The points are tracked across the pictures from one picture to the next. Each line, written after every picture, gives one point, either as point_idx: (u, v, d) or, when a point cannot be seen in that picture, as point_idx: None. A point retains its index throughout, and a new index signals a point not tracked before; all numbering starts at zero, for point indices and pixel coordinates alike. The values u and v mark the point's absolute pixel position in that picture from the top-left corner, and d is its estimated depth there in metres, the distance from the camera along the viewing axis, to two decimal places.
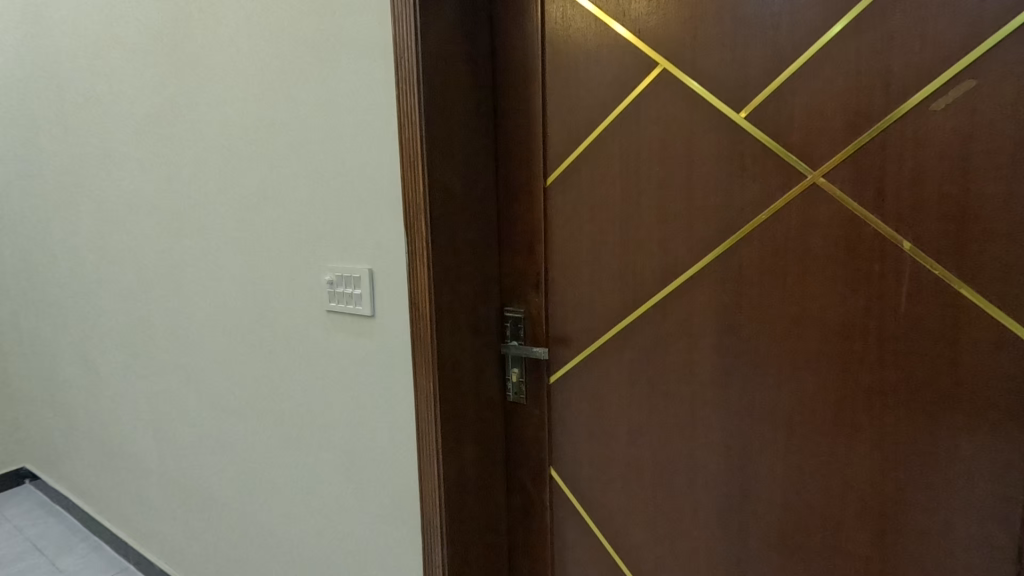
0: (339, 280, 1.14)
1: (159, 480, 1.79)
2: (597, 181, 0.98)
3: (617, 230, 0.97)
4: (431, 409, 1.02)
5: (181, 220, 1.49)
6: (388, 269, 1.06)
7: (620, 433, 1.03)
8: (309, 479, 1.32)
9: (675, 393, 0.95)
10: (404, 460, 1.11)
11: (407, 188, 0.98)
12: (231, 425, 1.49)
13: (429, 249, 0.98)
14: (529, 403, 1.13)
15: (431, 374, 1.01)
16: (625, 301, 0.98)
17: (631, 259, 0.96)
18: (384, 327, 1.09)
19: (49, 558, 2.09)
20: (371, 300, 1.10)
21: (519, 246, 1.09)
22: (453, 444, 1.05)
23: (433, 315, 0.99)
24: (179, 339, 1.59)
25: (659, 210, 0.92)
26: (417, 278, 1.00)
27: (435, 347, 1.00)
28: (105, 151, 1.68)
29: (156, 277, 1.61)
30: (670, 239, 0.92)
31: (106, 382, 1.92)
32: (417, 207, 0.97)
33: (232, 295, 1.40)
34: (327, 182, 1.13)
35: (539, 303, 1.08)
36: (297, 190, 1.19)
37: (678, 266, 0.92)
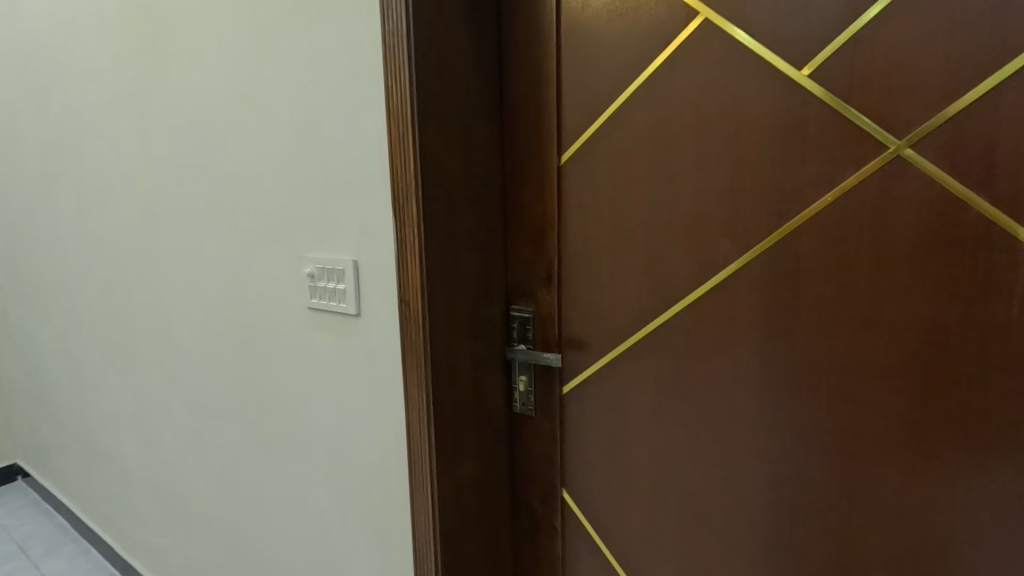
0: (320, 274, 1.00)
1: (141, 484, 1.68)
2: (620, 158, 0.83)
3: (645, 216, 0.82)
4: (424, 425, 0.88)
5: (157, 205, 1.36)
6: (376, 261, 0.92)
7: (644, 455, 0.88)
8: (293, 493, 1.19)
9: (711, 411, 0.80)
10: (396, 479, 0.98)
11: (396, 165, 0.84)
12: (211, 429, 1.36)
13: (422, 238, 0.83)
14: (539, 416, 0.99)
15: (424, 385, 0.87)
16: (652, 301, 0.83)
17: (661, 251, 0.81)
18: (372, 327, 0.95)
19: (34, 561, 2.00)
20: (356, 297, 0.96)
21: (528, 236, 0.94)
22: (450, 465, 0.91)
23: (427, 316, 0.85)
24: (158, 337, 1.46)
25: (695, 192, 0.77)
26: (408, 271, 0.85)
27: (429, 353, 0.86)
28: (80, 130, 1.55)
29: (134, 267, 1.48)
30: (708, 228, 0.77)
31: (88, 378, 1.81)
32: (407, 187, 0.83)
33: (212, 290, 1.27)
34: (308, 164, 0.99)
35: (550, 302, 0.94)
36: (277, 173, 1.06)
37: (719, 259, 0.76)
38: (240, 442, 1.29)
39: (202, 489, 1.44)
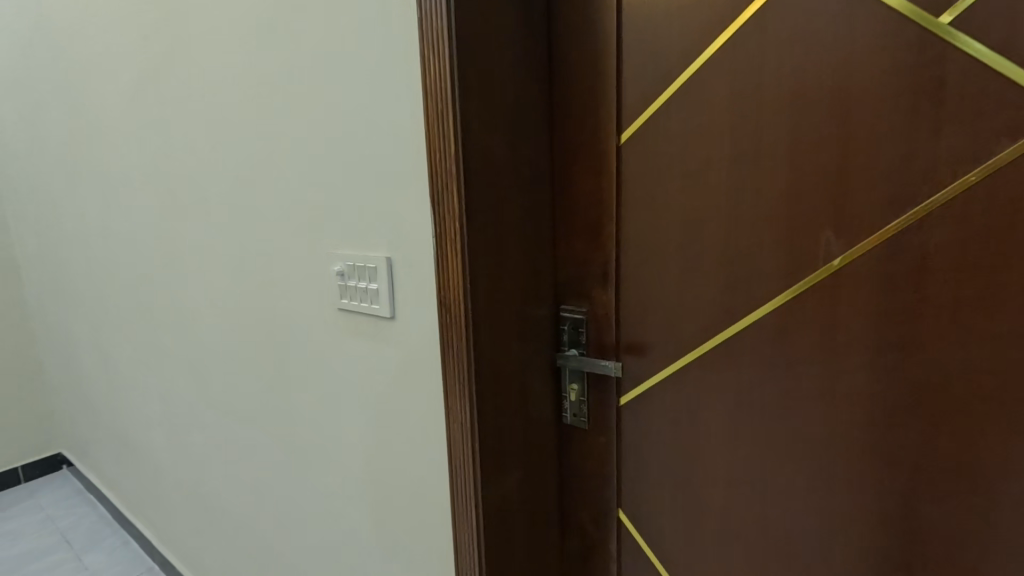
0: (351, 272, 0.91)
1: (173, 482, 1.66)
2: (694, 136, 0.71)
3: (723, 203, 0.70)
4: (467, 442, 0.79)
5: (181, 198, 1.30)
6: (411, 258, 0.83)
7: (717, 478, 0.77)
8: (325, 502, 1.12)
9: (804, 433, 0.68)
10: (434, 498, 0.89)
11: (435, 149, 0.73)
12: (239, 431, 1.31)
13: (465, 232, 0.73)
14: (593, 429, 0.88)
15: (467, 398, 0.77)
16: (730, 302, 0.72)
17: (744, 245, 0.69)
18: (407, 331, 0.86)
19: (77, 553, 2.02)
20: (390, 298, 0.87)
21: (581, 227, 0.83)
22: (495, 485, 0.82)
23: (470, 320, 0.75)
24: (185, 336, 1.42)
25: (789, 174, 0.65)
26: (449, 270, 0.75)
27: (473, 362, 0.76)
28: (103, 121, 1.50)
29: (160, 262, 1.44)
30: (805, 216, 0.64)
31: (120, 374, 1.80)
32: (447, 174, 0.73)
33: (237, 288, 1.20)
34: (336, 151, 0.90)
35: (607, 302, 0.83)
36: (303, 162, 0.97)
37: (819, 254, 0.64)
38: (269, 446, 1.23)
39: (232, 492, 1.40)
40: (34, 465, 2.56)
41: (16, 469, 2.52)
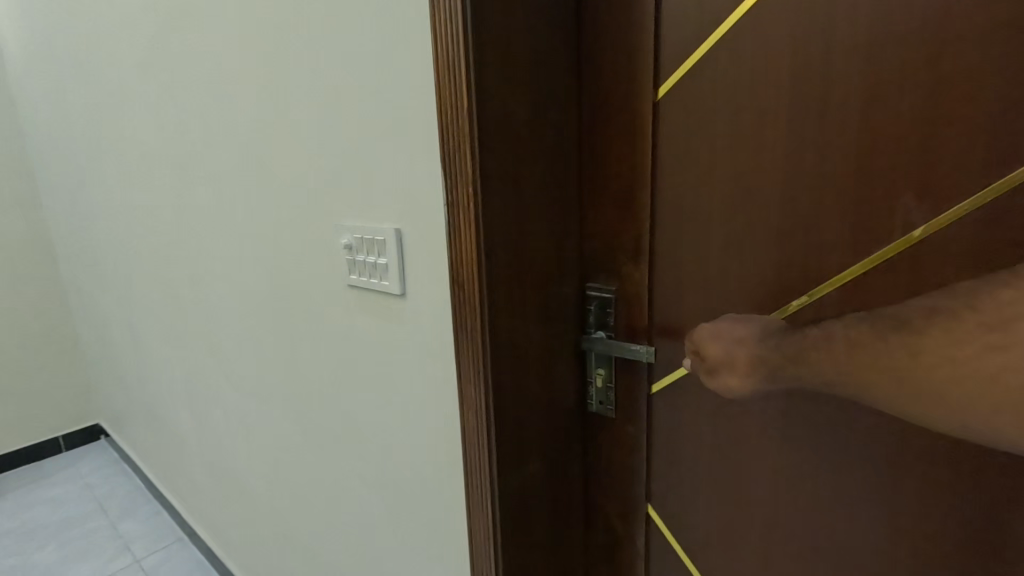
0: (360, 246, 0.85)
1: (197, 456, 1.67)
2: (746, 87, 0.61)
3: (779, 165, 0.61)
4: (482, 431, 0.73)
5: (193, 171, 1.26)
6: (422, 231, 0.76)
7: (762, 475, 0.69)
8: (340, 484, 1.09)
9: (867, 429, 0.60)
10: (449, 487, 0.84)
11: (446, 108, 0.65)
12: (256, 409, 1.29)
13: (480, 202, 0.65)
14: (620, 418, 0.81)
15: (482, 384, 0.71)
16: (783, 279, 0.63)
17: (802, 214, 0.60)
18: (418, 309, 0.80)
19: (112, 521, 2.09)
20: (400, 274, 0.81)
21: (611, 197, 0.75)
22: (512, 478, 0.76)
23: (486, 300, 0.68)
24: (203, 314, 1.40)
25: (862, 130, 0.55)
26: (462, 244, 0.68)
27: (489, 346, 0.69)
28: (118, 93, 1.48)
29: (176, 237, 1.42)
30: (880, 180, 0.55)
31: (146, 350, 1.82)
32: (460, 136, 0.65)
33: (249, 264, 1.17)
34: (344, 115, 0.83)
35: (638, 280, 0.75)
36: (311, 129, 0.91)
37: (896, 225, 0.55)
38: (285, 425, 1.21)
39: (251, 470, 1.39)
40: (73, 435, 2.67)
41: (57, 438, 2.62)
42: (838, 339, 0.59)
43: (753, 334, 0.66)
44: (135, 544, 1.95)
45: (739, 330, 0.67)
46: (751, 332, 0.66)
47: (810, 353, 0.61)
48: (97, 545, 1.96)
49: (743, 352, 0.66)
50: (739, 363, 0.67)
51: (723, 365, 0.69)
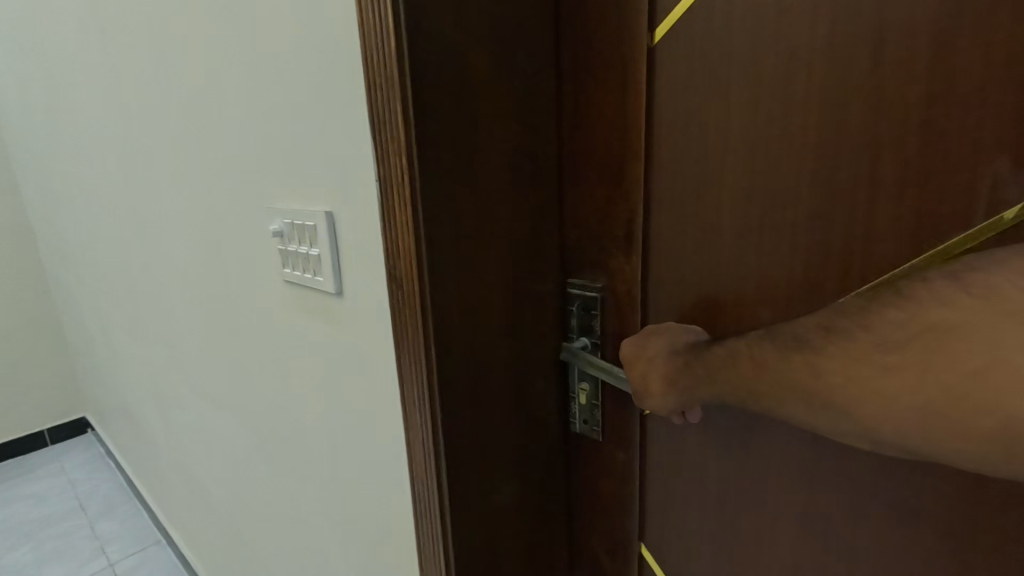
0: (292, 234, 0.72)
1: (167, 459, 1.58)
2: (767, 20, 0.46)
3: (808, 126, 0.45)
4: (430, 463, 0.59)
5: (130, 150, 1.12)
6: (356, 216, 0.62)
7: (776, 532, 0.54)
8: (295, 504, 0.97)
9: (919, 495, 0.43)
10: (403, 519, 0.72)
11: (372, 56, 0.50)
12: (212, 415, 1.18)
13: (417, 178, 0.51)
14: (608, 441, 0.68)
15: (428, 406, 0.57)
16: (812, 279, 0.47)
17: (838, 193, 0.44)
18: (357, 311, 0.67)
19: (90, 520, 2.00)
20: (336, 268, 0.67)
21: (596, 173, 0.61)
22: (472, 517, 0.63)
23: (429, 303, 0.54)
24: (157, 309, 1.28)
25: (928, 71, 0.39)
26: (398, 232, 0.54)
27: (434, 359, 0.56)
28: (58, 65, 1.33)
29: (125, 224, 1.29)
30: (950, 143, 0.38)
31: (116, 344, 1.72)
32: (388, 91, 0.50)
33: (191, 255, 1.03)
34: (265, 74, 0.69)
35: (629, 275, 0.61)
36: (231, 94, 0.76)
37: (975, 210, 0.38)
38: (238, 436, 1.09)
39: (213, 478, 1.28)
40: (62, 428, 2.61)
41: (44, 433, 2.56)
42: (741, 355, 0.49)
43: (663, 353, 0.57)
44: (111, 546, 1.87)
45: (648, 351, 0.57)
46: (664, 348, 0.57)
47: (716, 373, 0.52)
48: (72, 546, 1.88)
49: (655, 374, 0.56)
50: (654, 384, 0.57)
51: (639, 391, 0.58)
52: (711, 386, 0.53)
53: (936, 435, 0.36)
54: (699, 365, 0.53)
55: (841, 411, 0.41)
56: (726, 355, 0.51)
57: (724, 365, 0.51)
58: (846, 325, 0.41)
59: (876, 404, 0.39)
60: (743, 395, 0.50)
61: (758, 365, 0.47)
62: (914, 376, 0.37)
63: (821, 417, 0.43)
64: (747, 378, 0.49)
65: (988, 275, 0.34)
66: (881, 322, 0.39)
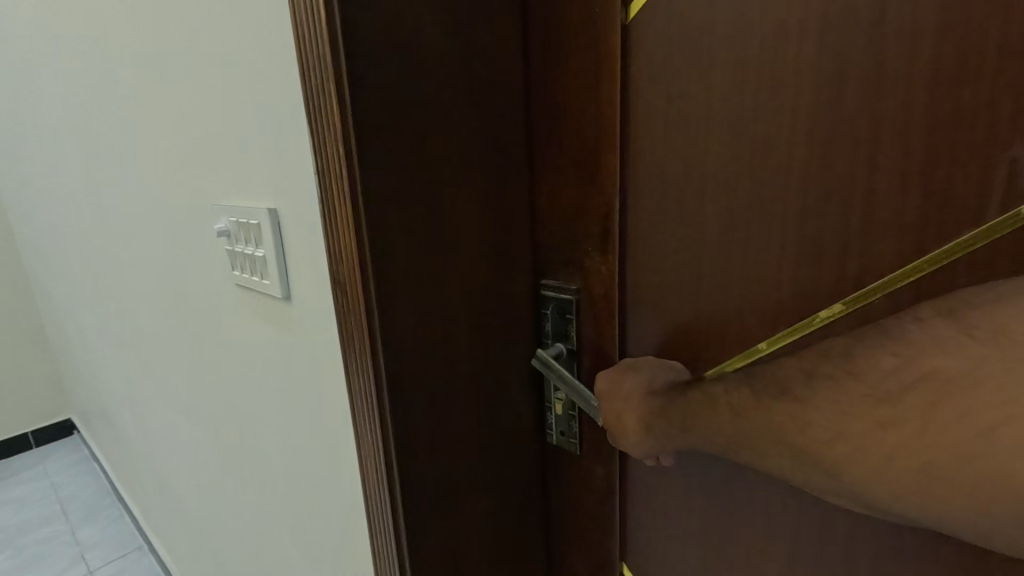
0: (235, 233, 0.67)
1: (143, 465, 1.53)
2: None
3: (797, 111, 0.40)
4: (383, 486, 0.54)
5: (84, 144, 1.06)
6: (299, 215, 0.57)
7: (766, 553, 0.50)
8: (260, 518, 0.93)
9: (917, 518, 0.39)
10: (362, 541, 0.67)
11: (306, 35, 0.45)
12: (179, 421, 1.12)
13: (357, 174, 0.46)
14: (586, 454, 0.63)
15: (381, 429, 0.52)
16: (801, 284, 0.43)
17: (832, 185, 0.39)
18: (304, 316, 0.62)
19: (71, 526, 1.96)
20: (282, 270, 0.62)
21: (568, 165, 0.55)
22: (431, 547, 0.58)
23: (376, 316, 0.49)
24: (124, 310, 1.23)
25: (929, 53, 0.34)
26: (340, 234, 0.49)
27: (385, 377, 0.51)
28: (13, 54, 1.26)
29: (89, 222, 1.23)
30: (955, 134, 0.34)
31: (92, 345, 1.66)
32: (323, 76, 0.45)
33: (148, 254, 0.98)
34: (203, 61, 0.63)
35: (605, 277, 0.56)
36: (172, 82, 0.70)
37: (984, 211, 0.33)
38: (205, 445, 1.04)
39: (186, 486, 1.23)
40: (47, 429, 2.56)
41: (25, 435, 2.50)
42: (723, 403, 0.46)
43: (637, 392, 0.52)
44: (90, 553, 1.82)
45: (624, 387, 0.53)
46: (639, 387, 0.52)
47: (697, 419, 0.49)
48: (51, 553, 1.83)
49: (630, 415, 0.52)
50: (629, 425, 0.53)
51: (614, 431, 0.54)
52: (690, 432, 0.50)
53: (931, 494, 0.34)
54: (676, 410, 0.50)
55: (834, 458, 0.39)
56: (709, 401, 0.48)
57: (706, 411, 0.48)
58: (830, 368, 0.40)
59: (871, 460, 0.37)
60: (725, 443, 0.47)
61: (740, 414, 0.45)
62: (913, 429, 0.35)
63: (815, 468, 0.40)
64: (731, 427, 0.46)
65: (993, 315, 0.32)
66: (873, 368, 0.37)
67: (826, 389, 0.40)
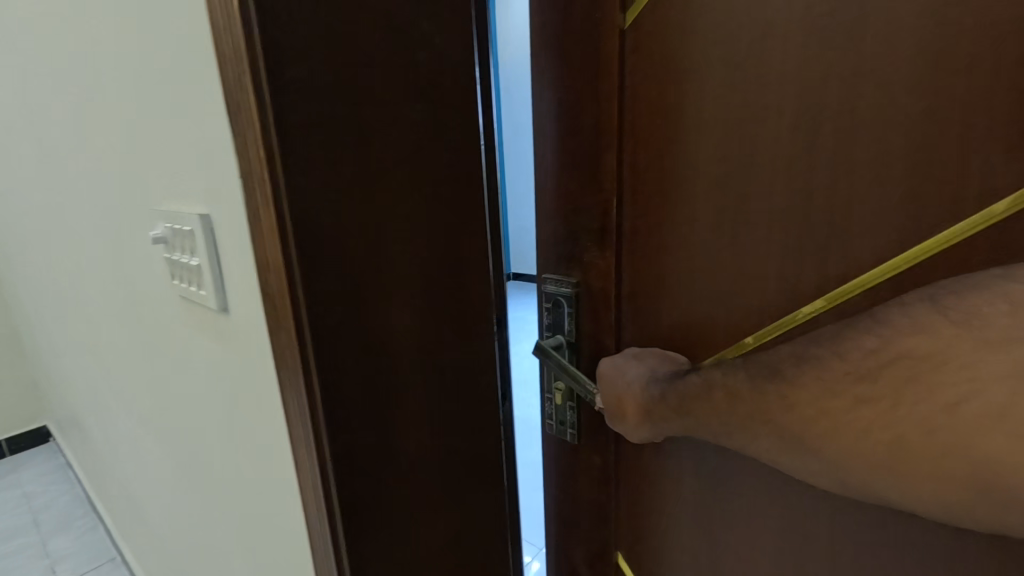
0: (174, 242, 0.61)
1: (113, 474, 1.47)
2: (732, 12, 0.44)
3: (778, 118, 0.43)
4: (321, 508, 0.52)
5: (37, 143, 1.01)
6: (232, 224, 0.50)
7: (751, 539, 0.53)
8: (220, 537, 0.88)
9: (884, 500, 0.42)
10: (304, 573, 0.62)
11: (217, 25, 0.42)
12: (144, 432, 1.08)
13: (279, 175, 0.44)
14: (584, 445, 0.66)
15: (315, 443, 0.50)
16: (783, 282, 0.46)
17: (812, 187, 0.42)
18: (243, 333, 0.56)
19: (43, 536, 1.89)
20: (220, 283, 0.56)
21: (572, 162, 0.59)
22: (376, 553, 0.57)
23: (307, 324, 0.47)
24: (87, 315, 1.18)
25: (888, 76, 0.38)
26: (262, 245, 0.46)
27: (317, 388, 0.49)
28: None
29: (48, 223, 1.18)
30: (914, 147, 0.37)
31: (62, 350, 1.60)
32: (237, 70, 0.42)
33: (103, 259, 0.93)
34: (130, 53, 0.58)
35: (605, 272, 0.58)
36: (106, 77, 0.65)
37: (940, 216, 0.37)
38: (168, 459, 0.99)
39: (153, 499, 1.18)
40: (20, 437, 2.47)
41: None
42: (717, 388, 0.49)
43: (639, 379, 0.55)
44: (61, 565, 1.75)
45: (627, 375, 0.56)
46: (642, 374, 0.56)
47: (693, 405, 0.51)
48: (20, 565, 1.76)
49: (631, 399, 0.56)
50: (629, 408, 0.56)
51: (613, 413, 0.58)
52: (685, 415, 0.52)
53: (904, 469, 0.38)
54: (673, 394, 0.53)
55: (818, 434, 0.43)
56: (703, 387, 0.51)
57: (700, 397, 0.51)
58: (819, 352, 0.43)
59: (851, 435, 0.41)
60: (720, 425, 0.50)
61: (733, 396, 0.48)
62: (889, 404, 0.38)
63: (802, 445, 0.44)
64: (724, 411, 0.49)
65: (968, 299, 0.35)
66: (857, 349, 0.40)
67: (812, 368, 0.43)
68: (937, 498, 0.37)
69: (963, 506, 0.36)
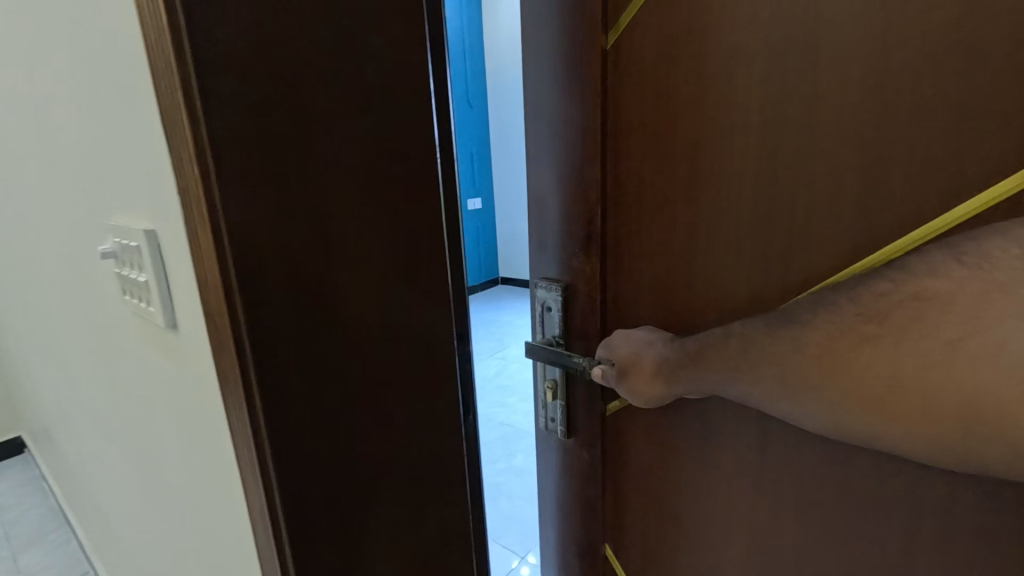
0: (121, 257, 0.59)
1: (84, 488, 1.43)
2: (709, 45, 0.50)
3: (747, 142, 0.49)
4: (270, 536, 0.49)
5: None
6: (173, 241, 0.48)
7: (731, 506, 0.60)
8: (181, 555, 0.86)
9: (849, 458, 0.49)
10: None
11: (148, 38, 0.39)
12: (111, 447, 1.05)
13: (215, 191, 0.40)
14: (575, 442, 0.74)
15: (260, 470, 0.47)
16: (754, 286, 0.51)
17: (779, 199, 0.48)
18: (189, 352, 0.54)
19: (14, 552, 1.83)
20: (165, 300, 0.54)
21: (563, 173, 0.64)
22: None
23: (246, 347, 0.43)
24: (53, 327, 1.15)
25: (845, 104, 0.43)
26: (202, 264, 0.42)
27: (261, 415, 0.45)
28: None
29: (14, 231, 1.14)
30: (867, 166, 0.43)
31: (32, 359, 1.55)
32: (170, 79, 0.39)
33: (63, 271, 0.91)
34: (73, 64, 0.56)
35: (591, 280, 0.64)
36: (53, 86, 0.63)
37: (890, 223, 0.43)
38: (134, 474, 0.97)
39: (121, 514, 1.15)
40: None
41: None
42: (735, 335, 0.52)
43: (660, 338, 0.59)
44: None
45: (647, 330, 0.60)
46: (663, 336, 0.59)
47: (711, 353, 0.54)
48: None
49: (648, 359, 0.59)
50: (646, 366, 0.59)
51: (627, 370, 0.61)
52: (703, 366, 0.55)
53: (899, 401, 0.41)
54: (691, 345, 0.55)
55: (819, 377, 0.46)
56: (721, 335, 0.53)
57: (717, 345, 0.53)
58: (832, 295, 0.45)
59: (853, 375, 0.44)
60: (735, 373, 0.52)
61: (747, 340, 0.51)
62: (888, 341, 0.42)
63: (806, 389, 0.47)
64: (740, 358, 0.51)
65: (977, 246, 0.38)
66: (867, 292, 0.43)
67: (825, 313, 0.46)
68: (932, 433, 0.40)
69: (954, 437, 0.39)
